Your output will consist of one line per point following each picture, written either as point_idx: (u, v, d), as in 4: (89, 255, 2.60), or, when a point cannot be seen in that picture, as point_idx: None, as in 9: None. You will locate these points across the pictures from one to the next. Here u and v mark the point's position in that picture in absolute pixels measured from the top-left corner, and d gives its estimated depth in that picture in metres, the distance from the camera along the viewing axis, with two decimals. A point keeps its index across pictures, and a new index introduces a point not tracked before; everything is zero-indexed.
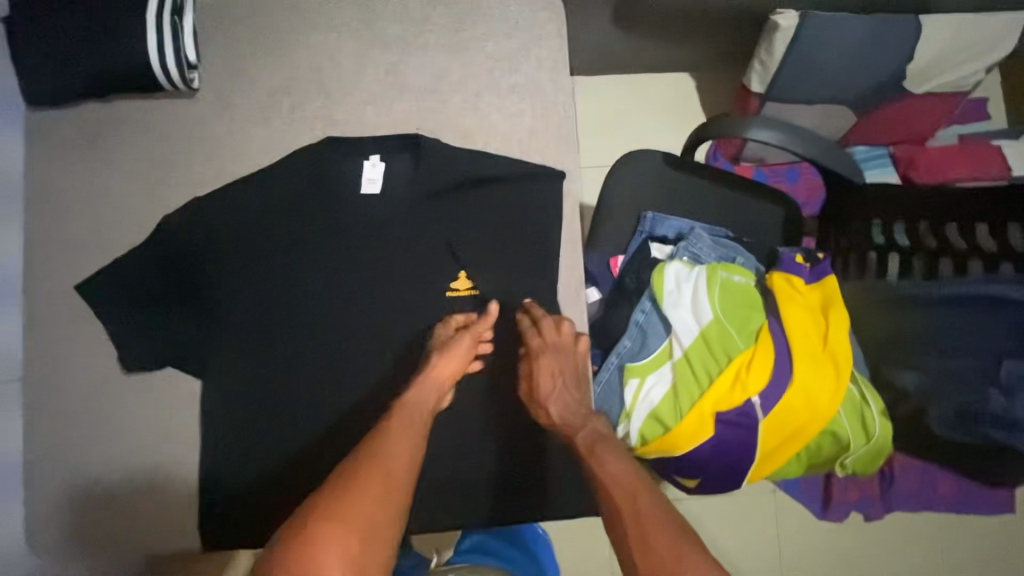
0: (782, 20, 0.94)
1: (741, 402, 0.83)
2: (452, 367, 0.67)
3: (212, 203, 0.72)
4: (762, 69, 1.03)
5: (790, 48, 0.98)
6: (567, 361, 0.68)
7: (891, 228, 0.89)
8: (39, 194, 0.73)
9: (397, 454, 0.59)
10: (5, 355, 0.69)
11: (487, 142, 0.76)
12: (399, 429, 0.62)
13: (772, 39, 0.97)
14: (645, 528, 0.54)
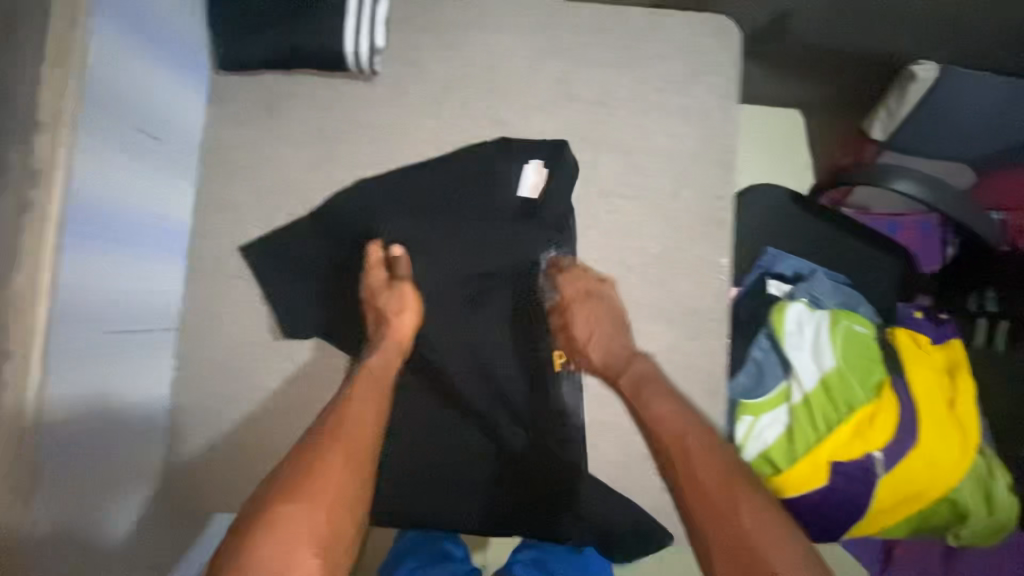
0: (922, 71, 0.88)
1: (861, 455, 0.81)
2: (393, 342, 0.68)
3: (381, 188, 0.74)
4: (888, 118, 0.96)
5: (924, 101, 0.91)
6: (597, 307, 0.71)
7: (987, 296, 0.95)
8: (211, 156, 0.75)
9: (360, 414, 0.59)
10: (166, 307, 0.71)
11: (649, 161, 0.75)
12: (364, 391, 0.62)
13: (906, 88, 0.91)
14: (700, 479, 0.54)
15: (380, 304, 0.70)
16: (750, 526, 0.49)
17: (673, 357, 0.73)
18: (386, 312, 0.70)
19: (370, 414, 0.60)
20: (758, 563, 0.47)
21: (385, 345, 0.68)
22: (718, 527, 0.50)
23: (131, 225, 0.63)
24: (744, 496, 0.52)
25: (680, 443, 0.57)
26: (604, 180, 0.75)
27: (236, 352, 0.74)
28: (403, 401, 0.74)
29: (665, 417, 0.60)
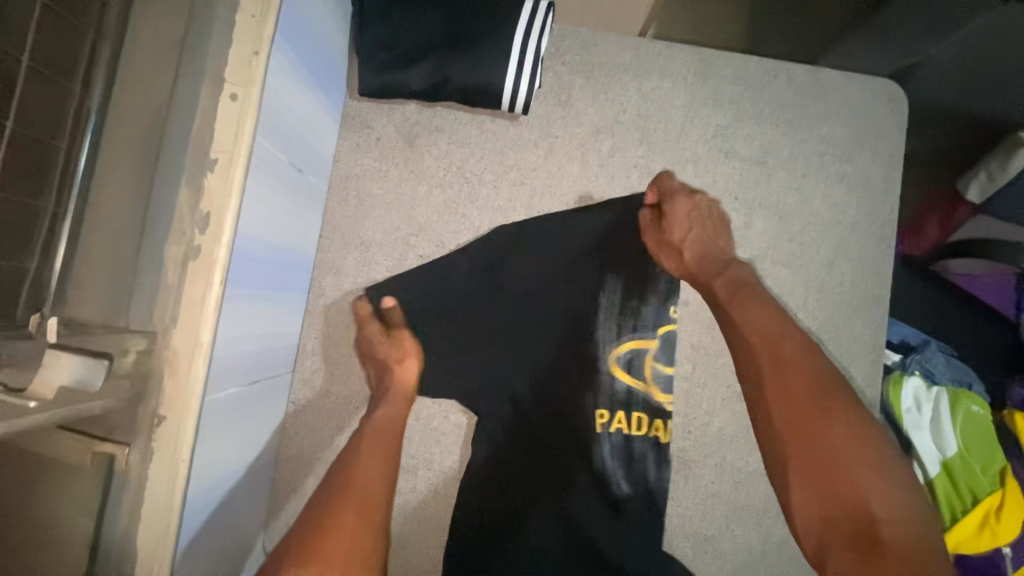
0: None
1: (987, 549, 0.79)
2: (397, 394, 0.63)
3: (522, 234, 0.69)
4: (988, 180, 0.84)
5: None
6: (700, 214, 0.67)
7: None
8: (342, 186, 0.69)
9: (371, 478, 0.55)
10: (288, 348, 0.65)
11: (805, 228, 0.71)
12: (371, 446, 0.59)
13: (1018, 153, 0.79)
14: (813, 426, 0.46)
15: (380, 355, 0.65)
16: (839, 442, 0.45)
17: None
18: (386, 362, 0.64)
19: (380, 467, 0.57)
20: (831, 479, 0.44)
21: (389, 398, 0.63)
22: (797, 444, 0.47)
23: (273, 264, 0.57)
24: (839, 411, 0.47)
25: (775, 353, 0.52)
26: (757, 244, 0.71)
27: (350, 400, 0.68)
28: (530, 472, 0.66)
29: (750, 323, 0.55)
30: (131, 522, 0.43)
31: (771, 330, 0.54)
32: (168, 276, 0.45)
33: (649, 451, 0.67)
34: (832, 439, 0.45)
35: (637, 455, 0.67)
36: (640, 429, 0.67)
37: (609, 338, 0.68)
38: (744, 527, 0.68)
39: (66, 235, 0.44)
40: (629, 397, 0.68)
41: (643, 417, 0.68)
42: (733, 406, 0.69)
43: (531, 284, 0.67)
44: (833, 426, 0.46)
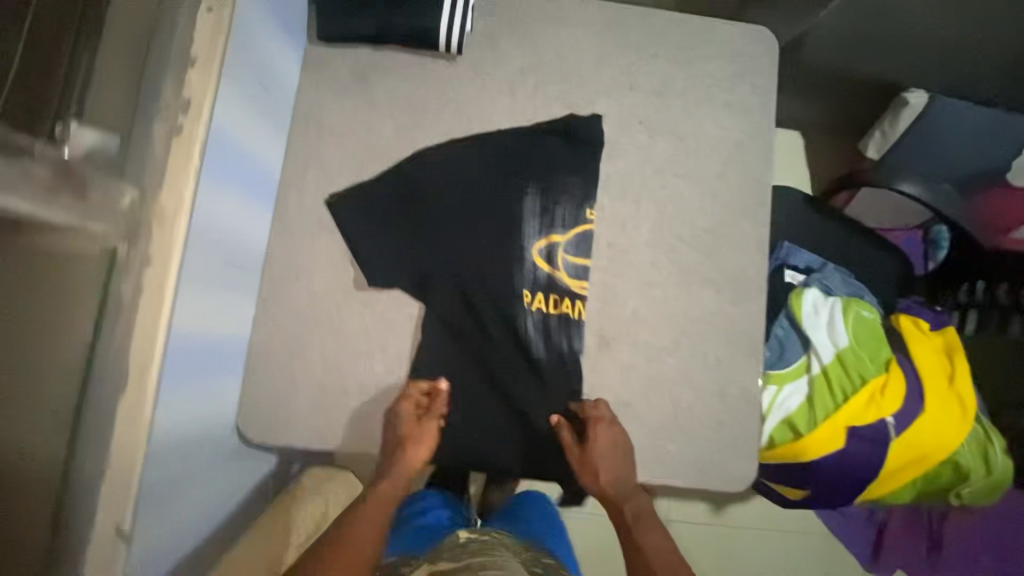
0: (912, 97, 1.04)
1: (875, 419, 0.90)
2: (400, 471, 0.73)
3: (457, 152, 0.81)
4: (881, 138, 1.12)
5: (914, 124, 1.06)
6: (615, 432, 0.76)
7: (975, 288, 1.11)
8: (304, 117, 0.81)
9: (359, 537, 0.67)
10: (256, 249, 0.76)
11: (699, 145, 0.85)
12: (373, 510, 0.71)
13: (898, 113, 1.07)
14: None
15: (404, 433, 0.74)
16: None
17: (719, 318, 0.82)
18: (403, 440, 0.74)
19: (371, 527, 0.69)
20: None
21: (392, 477, 0.73)
22: None
23: (240, 166, 0.69)
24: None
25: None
26: (660, 159, 0.84)
27: (314, 296, 0.78)
28: (467, 346, 0.79)
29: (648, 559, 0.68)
30: (125, 340, 0.53)
31: (660, 562, 0.68)
32: (156, 146, 0.55)
33: (562, 326, 0.80)
34: None
35: (554, 330, 0.79)
36: (555, 308, 0.80)
37: (532, 233, 0.81)
38: (657, 393, 0.80)
39: (76, 90, 0.51)
40: (548, 282, 0.80)
41: (561, 298, 0.80)
42: (645, 293, 0.82)
43: (461, 193, 0.81)
44: None
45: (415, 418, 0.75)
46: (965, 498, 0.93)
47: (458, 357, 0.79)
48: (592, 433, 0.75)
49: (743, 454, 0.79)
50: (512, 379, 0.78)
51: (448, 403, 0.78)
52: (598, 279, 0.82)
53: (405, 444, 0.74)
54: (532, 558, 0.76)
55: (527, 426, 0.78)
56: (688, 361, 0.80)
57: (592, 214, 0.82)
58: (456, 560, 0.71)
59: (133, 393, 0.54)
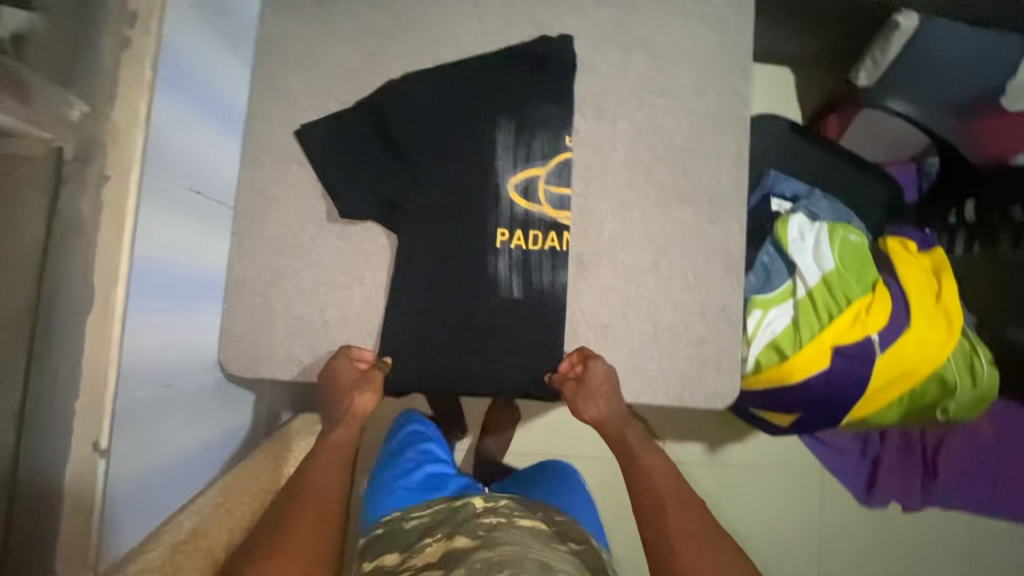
0: (902, 22, 0.98)
1: (860, 338, 0.90)
2: (351, 418, 0.79)
3: (426, 78, 0.79)
4: (873, 66, 1.07)
5: (905, 50, 1.02)
6: (602, 390, 0.77)
7: (964, 207, 1.09)
8: (266, 47, 0.79)
9: (323, 485, 0.72)
10: (224, 180, 0.75)
11: (675, 61, 0.83)
12: (325, 462, 0.75)
13: (889, 38, 1.01)
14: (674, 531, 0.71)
15: (346, 382, 0.76)
16: (678, 538, 0.70)
17: (698, 238, 0.81)
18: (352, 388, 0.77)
19: (332, 476, 0.74)
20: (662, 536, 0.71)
21: (342, 421, 0.79)
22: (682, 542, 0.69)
23: (200, 91, 0.67)
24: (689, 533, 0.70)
25: (657, 497, 0.75)
26: (634, 77, 0.82)
27: (288, 228, 0.77)
28: (442, 278, 0.78)
29: (648, 477, 0.77)
30: (86, 256, 0.53)
31: (658, 480, 0.77)
32: (105, 59, 0.54)
33: (543, 260, 0.79)
34: (695, 545, 0.69)
35: (533, 267, 0.79)
36: (535, 244, 0.79)
37: (507, 169, 0.80)
38: (637, 314, 0.79)
39: None
40: (525, 218, 0.79)
41: (539, 233, 0.79)
42: (623, 216, 0.80)
43: (436, 124, 0.79)
44: (700, 532, 0.70)
45: (359, 382, 0.76)
46: (953, 413, 0.93)
47: (428, 300, 0.78)
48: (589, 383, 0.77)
49: (726, 371, 0.79)
50: (490, 319, 0.78)
51: (422, 338, 0.77)
52: (575, 204, 0.80)
53: (358, 392, 0.77)
54: (547, 513, 0.79)
55: (504, 366, 0.78)
56: (667, 282, 0.80)
57: (572, 141, 0.81)
58: (473, 535, 0.68)
59: (100, 309, 0.53)
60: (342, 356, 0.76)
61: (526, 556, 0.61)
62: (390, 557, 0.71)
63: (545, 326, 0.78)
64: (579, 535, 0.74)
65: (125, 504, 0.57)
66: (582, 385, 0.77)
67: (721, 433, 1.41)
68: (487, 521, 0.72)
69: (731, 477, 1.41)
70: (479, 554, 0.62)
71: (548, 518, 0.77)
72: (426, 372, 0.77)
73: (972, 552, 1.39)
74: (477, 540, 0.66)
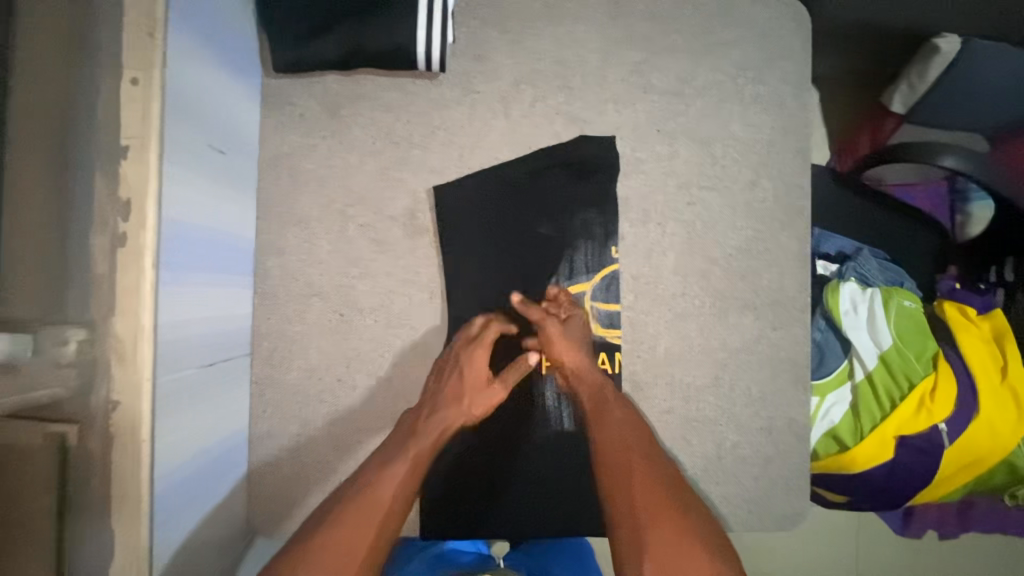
0: (942, 45, 0.90)
1: (927, 427, 0.84)
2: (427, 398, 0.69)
3: (456, 191, 0.71)
4: (910, 91, 1.01)
5: (945, 74, 0.93)
6: (570, 328, 0.70)
7: None
8: (273, 168, 0.70)
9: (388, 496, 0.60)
10: (240, 330, 0.67)
11: (727, 150, 0.74)
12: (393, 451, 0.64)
13: (928, 63, 0.93)
14: (638, 509, 0.59)
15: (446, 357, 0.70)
16: (646, 518, 0.58)
17: (760, 347, 0.74)
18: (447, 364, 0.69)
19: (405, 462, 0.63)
20: (639, 516, 0.58)
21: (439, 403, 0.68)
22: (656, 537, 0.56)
23: (207, 248, 0.58)
24: (671, 523, 0.57)
25: (619, 450, 0.65)
26: (683, 171, 0.74)
27: (313, 370, 0.70)
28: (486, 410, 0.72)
29: (614, 436, 0.66)
30: (102, 503, 0.46)
31: (622, 435, 0.66)
32: (98, 267, 0.46)
33: None
34: (666, 526, 0.57)
35: None
36: None
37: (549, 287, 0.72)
38: (699, 436, 0.73)
39: None
40: None
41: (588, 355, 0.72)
42: (678, 328, 0.74)
43: (469, 244, 0.71)
44: (681, 520, 0.58)
45: (467, 349, 0.69)
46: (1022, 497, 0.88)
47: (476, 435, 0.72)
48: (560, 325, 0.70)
49: (796, 490, 0.74)
50: (541, 454, 0.72)
51: (470, 478, 0.72)
52: (626, 319, 0.73)
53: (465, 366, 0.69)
54: None
55: (557, 502, 0.72)
56: (729, 398, 0.74)
57: (618, 251, 0.73)
58: None
59: (123, 556, 0.46)
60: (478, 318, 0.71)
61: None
62: None
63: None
64: None
65: None
66: (567, 326, 0.70)
67: None
68: None
69: None
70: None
71: None
72: (473, 515, 0.71)
73: None
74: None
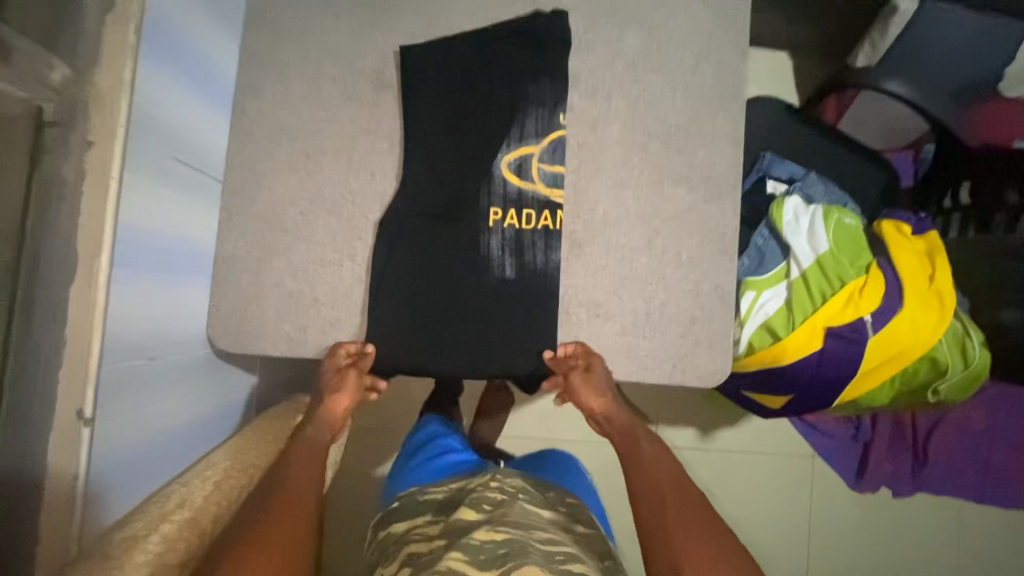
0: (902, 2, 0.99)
1: (853, 319, 0.90)
2: (330, 411, 0.79)
3: (420, 51, 0.78)
4: (872, 49, 1.05)
5: (903, 33, 1.01)
6: (592, 382, 0.78)
7: (959, 189, 1.07)
8: (258, 20, 0.78)
9: (303, 485, 0.69)
10: (212, 155, 0.74)
11: (671, 39, 0.82)
12: (306, 459, 0.74)
13: (888, 21, 1.01)
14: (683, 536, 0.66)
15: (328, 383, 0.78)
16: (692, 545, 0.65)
17: (692, 216, 0.80)
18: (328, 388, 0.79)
19: (310, 475, 0.71)
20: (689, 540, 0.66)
21: (320, 421, 0.80)
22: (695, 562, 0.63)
23: (186, 60, 0.66)
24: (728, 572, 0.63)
25: (653, 480, 0.76)
26: (630, 53, 0.81)
27: (279, 203, 0.77)
28: (433, 254, 0.78)
29: (650, 465, 0.78)
30: (70, 225, 0.52)
31: (658, 461, 0.78)
32: (88, 21, 0.53)
33: (537, 238, 0.79)
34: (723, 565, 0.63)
35: (526, 244, 0.78)
36: (530, 222, 0.78)
37: (501, 146, 0.79)
38: (630, 292, 0.79)
39: None
40: (519, 196, 0.79)
41: (533, 211, 0.79)
42: (617, 193, 0.80)
43: (430, 102, 0.79)
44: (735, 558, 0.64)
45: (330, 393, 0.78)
46: (943, 393, 0.95)
47: (423, 276, 0.78)
48: (584, 378, 0.79)
49: (717, 350, 0.79)
50: (480, 296, 0.78)
51: (415, 311, 0.77)
52: (568, 183, 0.80)
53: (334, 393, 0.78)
54: (556, 493, 0.86)
55: (493, 343, 0.78)
56: (660, 260, 0.80)
57: (566, 119, 0.80)
58: (479, 512, 0.73)
59: (83, 276, 0.53)
60: (331, 355, 0.76)
61: (528, 541, 0.64)
62: (398, 526, 0.79)
63: (533, 303, 0.78)
64: (579, 516, 0.82)
65: (111, 475, 0.57)
66: (588, 378, 0.79)
67: (713, 417, 1.42)
68: (492, 498, 0.77)
69: (723, 462, 1.41)
70: (484, 530, 0.65)
71: (557, 497, 0.85)
72: (412, 348, 0.77)
73: (956, 533, 1.40)
74: (482, 518, 0.71)
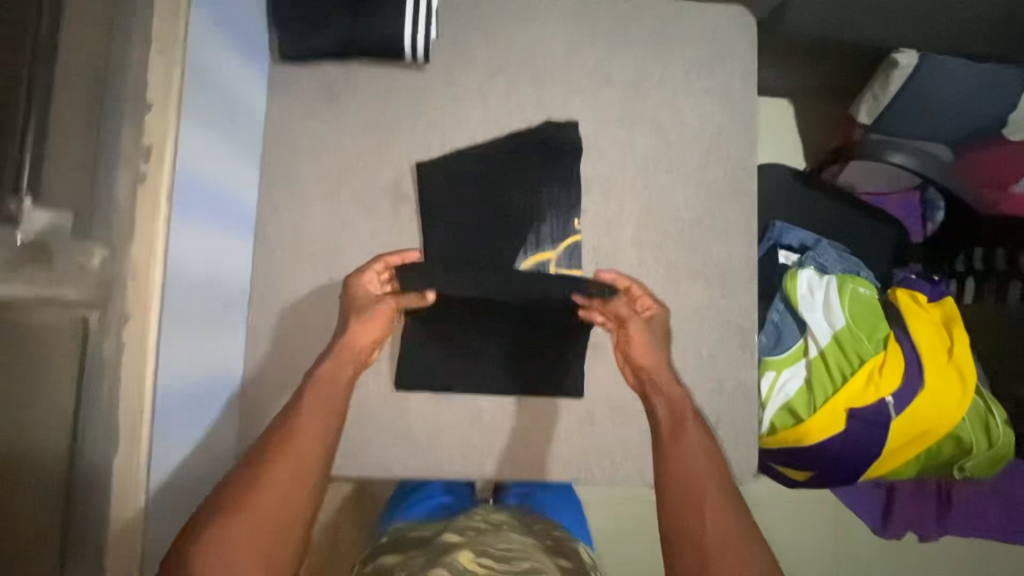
0: (902, 58, 0.96)
1: (874, 401, 0.90)
2: (353, 355, 0.76)
3: (434, 166, 0.80)
4: (873, 102, 1.04)
5: (904, 86, 0.99)
6: (632, 327, 0.78)
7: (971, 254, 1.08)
8: (277, 142, 0.80)
9: (306, 438, 0.69)
10: (237, 281, 0.76)
11: (680, 137, 0.83)
12: (312, 407, 0.71)
13: (889, 75, 0.99)
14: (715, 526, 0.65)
15: (360, 308, 0.77)
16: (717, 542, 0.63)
17: (710, 313, 0.81)
18: (359, 312, 0.77)
19: (321, 427, 0.71)
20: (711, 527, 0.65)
21: (343, 354, 0.76)
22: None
23: (210, 201, 0.68)
24: None
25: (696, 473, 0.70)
26: (641, 154, 0.82)
27: (305, 322, 0.79)
28: (456, 364, 0.79)
29: (692, 451, 0.72)
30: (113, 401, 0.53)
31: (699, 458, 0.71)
32: (120, 199, 0.53)
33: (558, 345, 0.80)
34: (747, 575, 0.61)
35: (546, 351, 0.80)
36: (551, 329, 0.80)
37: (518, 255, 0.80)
38: None
39: None
40: None
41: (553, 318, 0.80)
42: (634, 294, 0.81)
43: (447, 214, 0.80)
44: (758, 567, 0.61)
45: (367, 307, 0.77)
46: (969, 470, 0.95)
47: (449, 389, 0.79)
48: (620, 315, 0.79)
49: (743, 447, 0.80)
50: (504, 405, 0.79)
51: (442, 425, 0.79)
52: (586, 286, 0.81)
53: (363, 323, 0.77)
54: (544, 527, 0.84)
55: (519, 448, 0.79)
56: (680, 359, 0.80)
57: (580, 224, 0.81)
58: (459, 534, 0.73)
59: (126, 446, 0.54)
60: (365, 272, 0.78)
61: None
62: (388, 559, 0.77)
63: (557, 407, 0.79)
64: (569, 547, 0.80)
65: None
66: (642, 328, 0.79)
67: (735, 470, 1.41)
68: (474, 526, 0.76)
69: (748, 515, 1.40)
70: (456, 554, 0.66)
71: (544, 532, 0.82)
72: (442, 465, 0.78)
73: None
74: (463, 541, 0.71)
